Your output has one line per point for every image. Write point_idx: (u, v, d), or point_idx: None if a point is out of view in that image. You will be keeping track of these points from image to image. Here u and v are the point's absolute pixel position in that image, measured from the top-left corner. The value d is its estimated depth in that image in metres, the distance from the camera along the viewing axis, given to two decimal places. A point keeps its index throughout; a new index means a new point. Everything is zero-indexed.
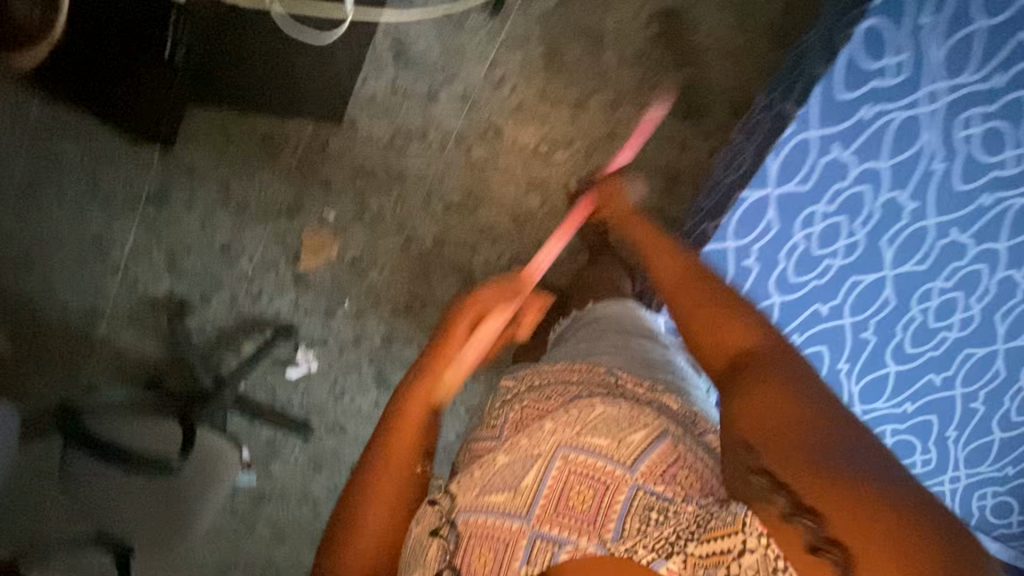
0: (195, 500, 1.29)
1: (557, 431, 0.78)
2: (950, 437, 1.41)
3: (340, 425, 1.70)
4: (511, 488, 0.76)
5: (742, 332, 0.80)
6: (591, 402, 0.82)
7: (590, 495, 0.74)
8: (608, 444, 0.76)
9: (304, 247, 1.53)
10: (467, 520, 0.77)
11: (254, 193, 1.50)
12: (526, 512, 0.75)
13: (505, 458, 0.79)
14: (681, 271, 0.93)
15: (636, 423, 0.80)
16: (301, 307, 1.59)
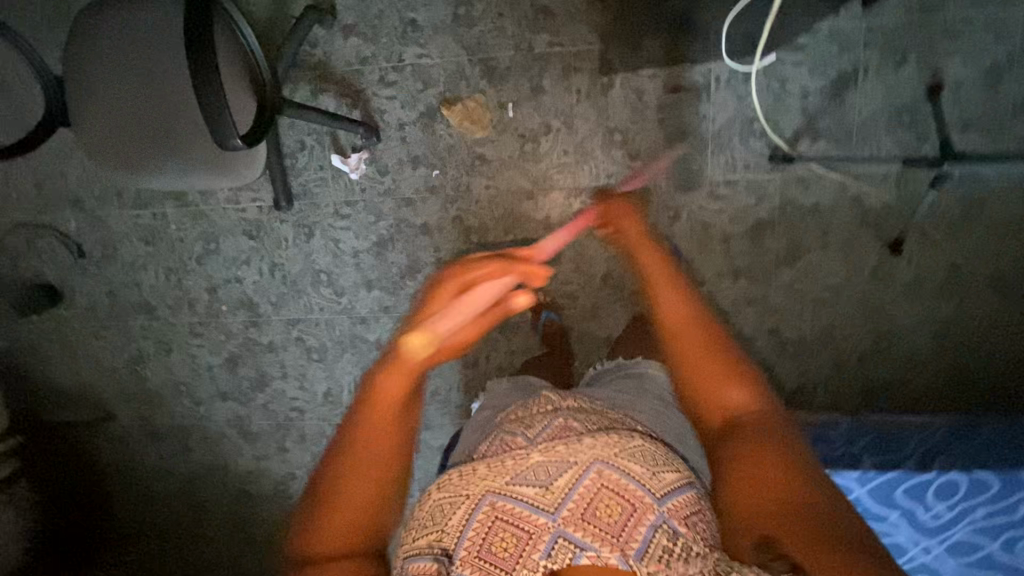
0: (169, 155, 1.10)
1: (596, 446, 0.73)
2: None
3: (310, 232, 1.55)
4: (543, 484, 0.71)
5: (744, 399, 0.74)
6: (630, 432, 0.77)
7: (617, 510, 0.68)
8: (640, 470, 0.71)
9: (463, 102, 1.41)
10: (494, 503, 0.70)
11: (484, 24, 1.38)
12: (552, 511, 0.69)
13: (538, 455, 0.73)
14: (679, 322, 0.80)
15: (669, 461, 0.74)
16: (402, 131, 1.46)
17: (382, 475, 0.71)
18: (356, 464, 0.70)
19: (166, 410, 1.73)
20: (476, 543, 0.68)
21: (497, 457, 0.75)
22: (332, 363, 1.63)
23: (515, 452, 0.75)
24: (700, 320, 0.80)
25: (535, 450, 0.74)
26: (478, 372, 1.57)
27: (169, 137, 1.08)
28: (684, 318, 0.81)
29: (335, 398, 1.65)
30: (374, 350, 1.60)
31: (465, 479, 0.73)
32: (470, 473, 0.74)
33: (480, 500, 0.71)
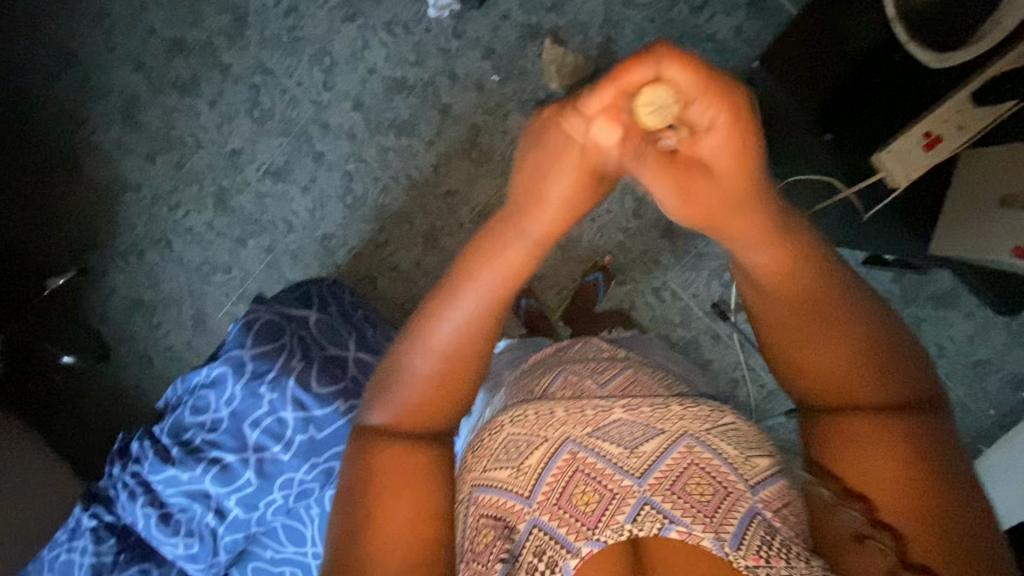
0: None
1: (683, 416, 0.73)
2: None
3: (352, 17, 1.45)
4: (627, 444, 0.70)
5: (878, 389, 0.59)
6: (720, 410, 0.76)
7: (707, 488, 0.65)
8: (732, 451, 0.69)
9: (566, 49, 1.40)
10: (574, 454, 0.70)
11: (635, 13, 1.39)
12: (639, 476, 0.68)
13: (620, 412, 0.75)
14: (795, 297, 0.63)
15: (761, 449, 0.71)
16: (500, 21, 1.42)
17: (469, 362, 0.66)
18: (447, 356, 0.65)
19: (76, 30, 1.51)
20: (557, 488, 0.68)
21: (575, 404, 0.76)
22: (265, 133, 1.50)
23: (594, 402, 0.76)
24: (818, 290, 0.63)
25: (618, 406, 0.75)
26: (375, 254, 1.52)
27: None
28: (793, 259, 0.64)
29: (239, 162, 1.52)
30: (310, 157, 1.50)
31: (543, 423, 0.74)
32: (546, 417, 0.75)
33: (558, 447, 0.71)
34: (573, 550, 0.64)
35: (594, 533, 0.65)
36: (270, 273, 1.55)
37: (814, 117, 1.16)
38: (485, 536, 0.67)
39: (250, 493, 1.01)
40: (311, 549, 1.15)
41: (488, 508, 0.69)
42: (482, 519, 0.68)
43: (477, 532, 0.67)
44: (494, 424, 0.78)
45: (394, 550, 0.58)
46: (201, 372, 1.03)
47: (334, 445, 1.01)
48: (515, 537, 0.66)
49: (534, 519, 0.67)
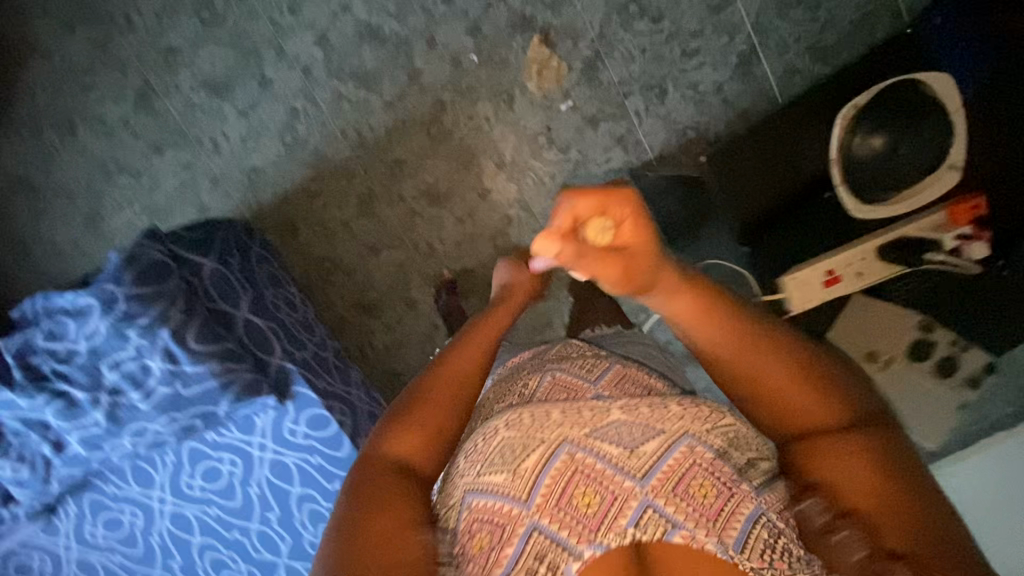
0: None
1: (563, 424, 0.66)
2: (111, 556, 1.21)
3: None
4: (511, 464, 0.63)
5: (817, 408, 0.62)
6: (608, 406, 0.69)
7: (596, 500, 0.61)
8: (617, 450, 0.63)
9: (552, 53, 1.34)
10: (471, 501, 0.63)
11: (631, 38, 1.34)
12: (524, 499, 0.61)
13: (506, 430, 0.67)
14: (736, 349, 0.65)
15: (670, 419, 0.66)
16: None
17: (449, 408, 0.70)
18: (449, 375, 0.73)
19: None
20: (466, 530, 0.62)
21: (571, 407, 0.69)
22: (210, 39, 1.34)
23: (483, 431, 0.70)
24: (759, 332, 0.66)
25: (501, 426, 0.68)
26: (304, 202, 1.45)
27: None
28: (701, 309, 0.66)
29: (173, 63, 1.36)
30: (256, 82, 1.37)
31: (538, 423, 0.67)
32: (542, 420, 0.68)
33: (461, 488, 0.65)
34: (574, 554, 0.59)
35: (597, 536, 0.59)
36: (185, 192, 1.44)
37: (738, 227, 1.19)
38: (482, 541, 0.61)
39: (97, 434, 0.97)
40: (157, 491, 1.15)
41: (480, 513, 0.62)
42: (477, 523, 0.62)
43: (469, 535, 0.62)
44: (486, 428, 0.70)
45: (390, 544, 0.57)
46: (64, 297, 0.93)
47: (200, 405, 0.97)
48: (510, 545, 0.60)
49: (532, 524, 0.60)
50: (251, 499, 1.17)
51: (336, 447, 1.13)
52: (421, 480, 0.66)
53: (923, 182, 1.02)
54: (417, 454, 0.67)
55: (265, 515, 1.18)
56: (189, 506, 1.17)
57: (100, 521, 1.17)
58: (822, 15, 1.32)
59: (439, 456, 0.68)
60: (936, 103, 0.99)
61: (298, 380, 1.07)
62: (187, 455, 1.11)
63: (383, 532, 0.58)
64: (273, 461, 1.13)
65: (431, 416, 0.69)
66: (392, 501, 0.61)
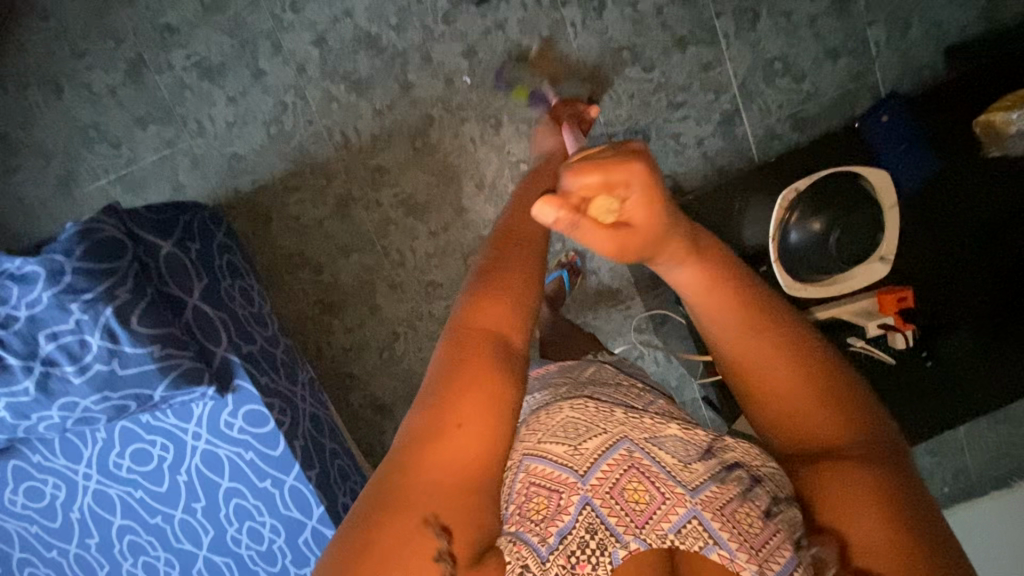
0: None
1: (624, 422, 0.65)
2: (28, 526, 1.19)
3: None
4: (570, 440, 0.62)
5: (840, 428, 0.59)
6: (663, 421, 0.68)
7: (646, 496, 0.59)
8: (671, 459, 0.61)
9: (543, 85, 1.38)
10: (528, 470, 0.61)
11: (620, 82, 1.38)
12: (582, 473, 0.59)
13: (568, 413, 0.67)
14: (744, 354, 0.62)
15: (723, 447, 0.65)
16: (493, 25, 1.35)
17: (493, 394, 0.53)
18: (516, 234, 0.65)
19: None
20: (515, 506, 0.58)
21: (632, 410, 0.68)
22: (209, 23, 1.36)
23: (547, 415, 0.70)
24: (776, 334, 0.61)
25: (565, 407, 0.69)
26: (280, 195, 1.46)
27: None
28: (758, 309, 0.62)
29: (169, 42, 1.37)
30: (249, 72, 1.38)
31: (603, 415, 0.66)
32: (606, 413, 0.66)
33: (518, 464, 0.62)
34: (620, 542, 0.56)
35: (641, 532, 0.57)
36: (163, 168, 1.44)
37: None
38: (540, 506, 0.58)
39: (25, 403, 0.96)
40: (83, 467, 1.13)
41: (537, 478, 0.60)
42: (531, 487, 0.59)
43: (527, 499, 0.58)
44: (552, 408, 0.70)
45: (457, 454, 0.51)
46: (11, 261, 0.92)
47: (134, 386, 0.97)
48: (562, 519, 0.56)
49: (585, 498, 0.58)
50: (177, 486, 1.15)
51: (270, 446, 1.11)
52: (515, 362, 0.56)
53: (854, 270, 1.13)
54: (509, 332, 0.57)
55: (190, 505, 1.17)
56: (113, 486, 1.15)
57: (23, 488, 1.15)
58: (805, 87, 1.37)
59: (526, 331, 0.58)
60: (874, 199, 1.09)
61: (240, 373, 1.06)
62: (118, 434, 1.10)
63: (454, 447, 0.51)
64: (205, 452, 1.12)
65: (516, 301, 0.58)
66: (462, 428, 0.51)
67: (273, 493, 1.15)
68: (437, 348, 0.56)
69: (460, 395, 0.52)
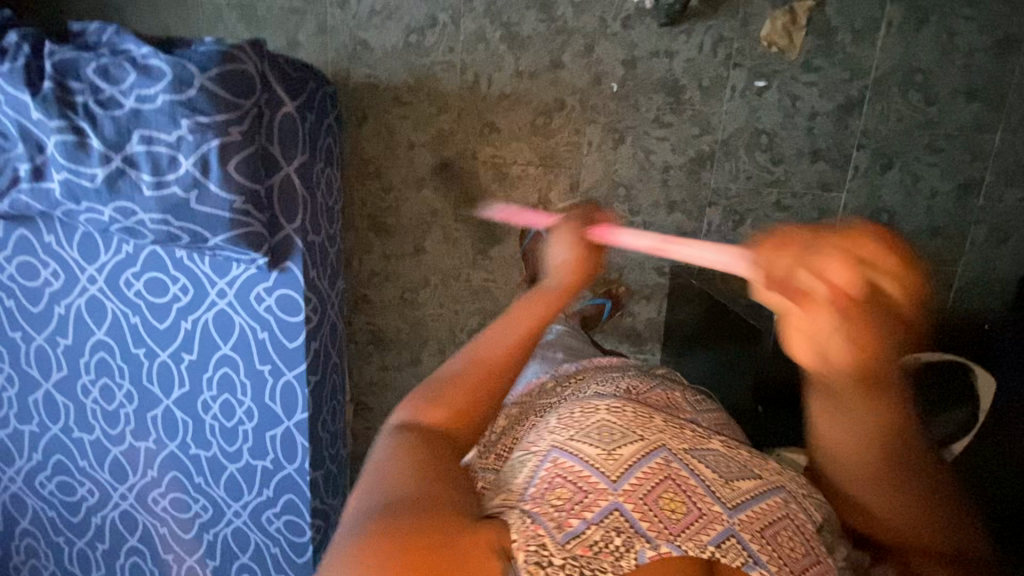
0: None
1: (664, 430, 0.58)
2: (8, 299, 1.13)
3: None
4: (599, 441, 0.55)
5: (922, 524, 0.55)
6: (709, 436, 0.62)
7: (679, 504, 0.53)
8: (711, 475, 0.56)
9: (677, 129, 1.39)
10: (554, 458, 0.54)
11: (745, 161, 1.40)
12: (614, 479, 0.52)
13: (603, 410, 0.60)
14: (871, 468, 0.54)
15: (764, 470, 0.60)
16: (662, 52, 1.35)
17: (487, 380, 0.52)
18: (479, 362, 0.53)
19: None
20: (539, 485, 0.52)
21: (673, 417, 0.62)
22: None
23: (581, 405, 0.61)
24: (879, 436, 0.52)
25: (603, 406, 0.60)
26: (386, 101, 1.41)
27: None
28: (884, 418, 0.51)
29: None
30: None
31: (640, 419, 0.59)
32: (643, 419, 0.60)
33: (547, 449, 0.55)
34: (651, 543, 0.49)
35: (677, 538, 0.50)
36: (286, 19, 1.37)
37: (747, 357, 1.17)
38: (560, 494, 0.50)
39: (83, 187, 0.89)
40: (92, 270, 1.08)
41: (563, 472, 0.52)
42: (554, 477, 0.52)
43: (549, 486, 0.51)
44: (584, 404, 0.62)
45: (445, 463, 0.47)
46: (143, 49, 0.87)
47: (200, 225, 0.93)
48: (588, 511, 0.50)
49: (615, 503, 0.51)
50: (177, 330, 1.11)
51: (288, 336, 1.09)
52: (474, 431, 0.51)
53: None
54: (462, 427, 0.50)
55: (179, 354, 1.13)
56: (114, 301, 1.10)
57: (23, 260, 1.09)
58: None
59: (514, 376, 0.54)
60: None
61: (295, 258, 1.04)
62: (147, 256, 1.05)
63: (440, 487, 0.45)
64: (221, 313, 1.09)
65: (469, 419, 0.51)
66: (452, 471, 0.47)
67: (265, 380, 1.12)
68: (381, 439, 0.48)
69: (434, 464, 0.46)
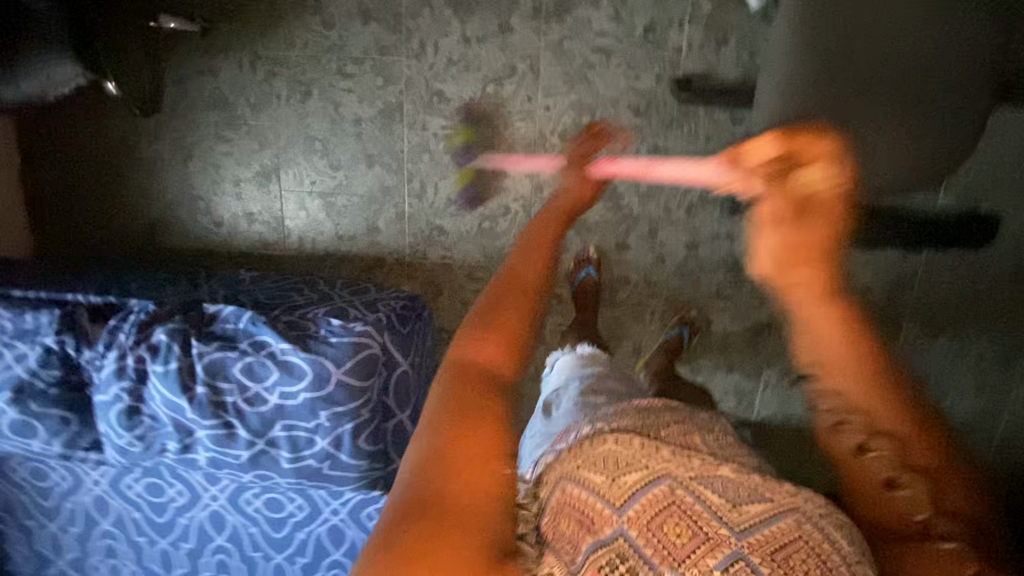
0: (807, 106, 0.89)
1: (670, 459, 0.61)
2: (136, 513, 1.23)
3: (636, 112, 1.34)
4: (607, 472, 0.59)
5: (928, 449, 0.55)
6: (719, 462, 0.63)
7: (683, 530, 0.55)
8: (716, 501, 0.57)
9: (736, 299, 1.47)
10: (563, 488, 0.59)
11: None
12: (618, 505, 0.57)
13: (608, 445, 0.63)
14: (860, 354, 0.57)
15: (763, 491, 0.59)
16: (722, 233, 1.43)
17: (517, 338, 0.55)
18: (507, 279, 0.60)
19: None
20: (549, 519, 0.58)
21: (683, 449, 0.64)
22: (478, 113, 1.37)
23: (588, 439, 0.66)
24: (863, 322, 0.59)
25: (608, 438, 0.65)
26: (460, 277, 1.49)
27: (827, 128, 0.89)
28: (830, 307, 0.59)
29: (433, 107, 1.37)
30: (491, 166, 1.40)
31: (646, 449, 0.63)
32: (651, 448, 0.63)
33: (556, 481, 0.61)
34: (654, 571, 0.53)
35: (678, 567, 0.53)
36: (365, 207, 1.45)
37: None
38: (565, 525, 0.57)
39: (227, 461, 0.98)
40: (214, 490, 1.18)
41: (572, 501, 0.58)
42: (563, 508, 0.58)
43: (557, 518, 0.57)
44: (594, 435, 0.67)
45: (471, 460, 0.45)
46: (281, 343, 0.96)
47: (330, 481, 1.02)
48: (591, 541, 0.55)
49: (619, 530, 0.55)
50: (292, 539, 1.21)
51: None
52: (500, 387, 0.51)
53: None
54: (500, 360, 0.53)
55: (293, 556, 1.23)
56: (235, 517, 1.20)
57: (151, 483, 1.19)
58: None
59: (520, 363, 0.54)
60: None
61: None
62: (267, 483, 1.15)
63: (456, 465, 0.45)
64: (334, 526, 1.19)
65: (502, 329, 0.55)
66: (465, 438, 0.46)
67: None
68: (435, 375, 0.52)
69: (466, 417, 0.47)
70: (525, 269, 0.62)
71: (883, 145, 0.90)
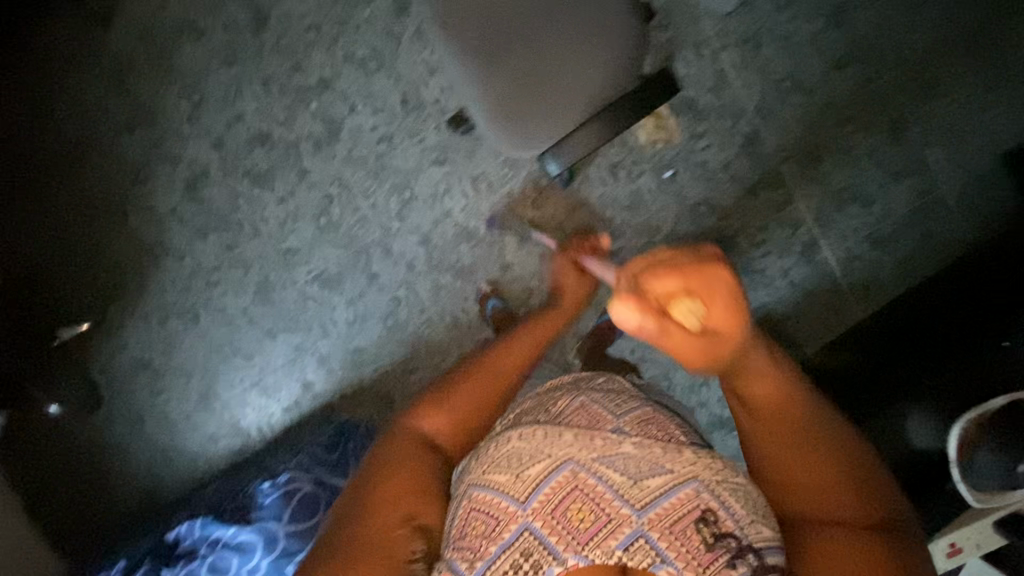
0: (477, 67, 1.03)
1: (571, 445, 0.77)
2: None
3: (440, 161, 1.49)
4: (513, 472, 0.76)
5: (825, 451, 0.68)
6: (622, 438, 0.78)
7: (586, 512, 0.72)
8: (620, 480, 0.73)
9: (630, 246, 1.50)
10: (474, 494, 0.76)
11: (703, 232, 1.48)
12: (523, 500, 0.74)
13: (514, 442, 0.79)
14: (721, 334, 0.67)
15: (656, 464, 0.75)
16: (576, 204, 1.49)
17: (467, 421, 0.85)
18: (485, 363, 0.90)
19: (159, 88, 1.48)
20: (462, 523, 0.75)
21: (586, 431, 0.79)
22: (328, 243, 1.51)
23: (503, 439, 0.81)
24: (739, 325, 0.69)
25: (515, 436, 0.80)
26: (400, 377, 1.56)
27: (503, 78, 1.02)
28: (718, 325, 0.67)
29: (292, 262, 1.52)
30: (364, 276, 1.53)
31: (550, 439, 0.78)
32: (554, 436, 0.78)
33: (470, 486, 0.78)
34: (557, 558, 0.70)
35: (581, 548, 0.70)
36: (291, 371, 1.57)
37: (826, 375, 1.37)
38: (479, 527, 0.73)
39: None
40: None
41: (483, 505, 0.75)
42: (477, 513, 0.74)
43: (468, 522, 0.74)
44: (502, 436, 0.82)
45: (402, 495, 0.76)
46: (229, 529, 1.04)
47: None
48: (506, 533, 0.72)
49: (525, 523, 0.72)
50: None
51: None
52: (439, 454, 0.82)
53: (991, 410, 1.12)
54: (454, 442, 0.84)
55: None
56: None
57: None
58: (877, 209, 1.46)
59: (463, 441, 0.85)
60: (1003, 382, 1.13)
61: None
62: None
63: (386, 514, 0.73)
64: None
65: (460, 412, 0.85)
66: (411, 498, 0.76)
67: None
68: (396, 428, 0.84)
69: (401, 478, 0.77)
70: (498, 373, 0.90)
71: (554, 65, 1.00)
